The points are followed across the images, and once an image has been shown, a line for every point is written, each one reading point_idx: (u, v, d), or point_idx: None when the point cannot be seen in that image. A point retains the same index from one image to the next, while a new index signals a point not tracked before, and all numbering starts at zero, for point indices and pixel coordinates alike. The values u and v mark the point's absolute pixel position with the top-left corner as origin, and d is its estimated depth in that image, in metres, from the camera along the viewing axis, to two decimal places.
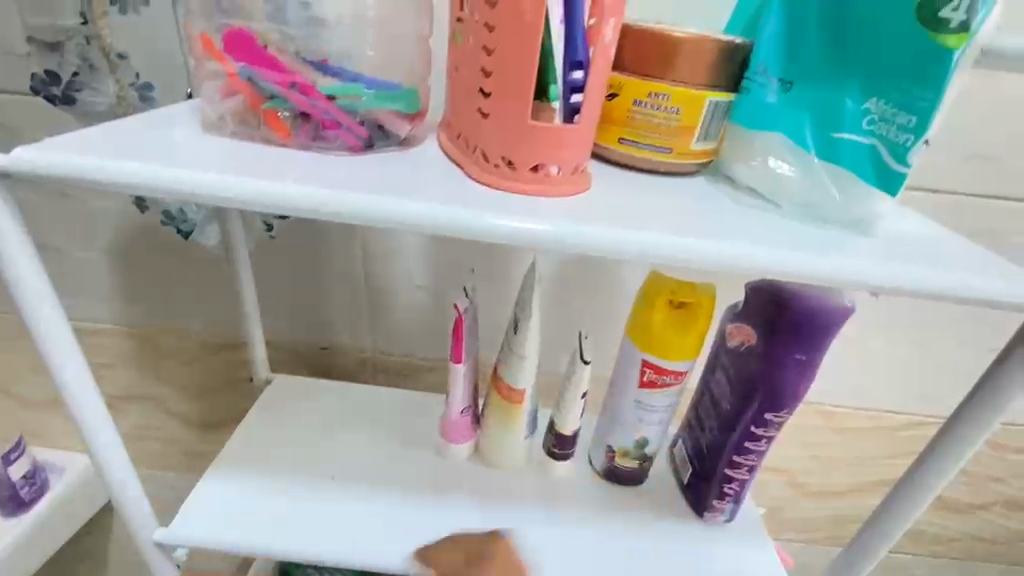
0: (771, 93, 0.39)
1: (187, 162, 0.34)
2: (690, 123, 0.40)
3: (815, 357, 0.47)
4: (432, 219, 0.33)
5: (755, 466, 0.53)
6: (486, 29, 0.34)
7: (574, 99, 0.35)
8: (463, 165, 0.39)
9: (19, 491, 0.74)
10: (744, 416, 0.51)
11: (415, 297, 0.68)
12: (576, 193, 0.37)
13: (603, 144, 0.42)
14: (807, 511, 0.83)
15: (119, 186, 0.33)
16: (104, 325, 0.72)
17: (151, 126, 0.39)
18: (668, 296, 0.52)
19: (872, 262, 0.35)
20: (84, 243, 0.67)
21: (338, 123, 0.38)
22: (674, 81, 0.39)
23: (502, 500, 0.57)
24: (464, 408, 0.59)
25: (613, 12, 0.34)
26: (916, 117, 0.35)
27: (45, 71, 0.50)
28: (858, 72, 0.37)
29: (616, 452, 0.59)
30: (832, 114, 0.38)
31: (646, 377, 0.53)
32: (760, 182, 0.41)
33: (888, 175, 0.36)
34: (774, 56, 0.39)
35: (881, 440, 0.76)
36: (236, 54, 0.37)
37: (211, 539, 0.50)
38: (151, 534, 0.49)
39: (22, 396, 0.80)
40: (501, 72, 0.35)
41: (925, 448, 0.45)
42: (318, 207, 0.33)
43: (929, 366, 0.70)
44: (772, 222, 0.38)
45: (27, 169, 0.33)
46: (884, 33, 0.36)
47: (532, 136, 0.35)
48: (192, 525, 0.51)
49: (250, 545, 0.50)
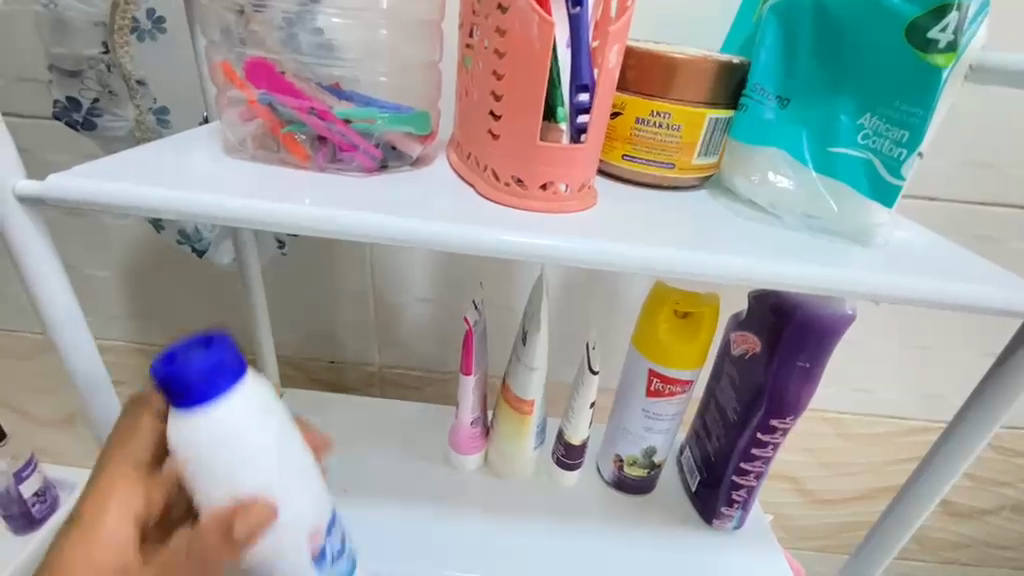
0: (769, 110, 0.41)
1: (211, 186, 0.36)
2: (692, 139, 0.42)
3: (819, 362, 0.48)
4: (447, 238, 0.34)
5: (763, 473, 0.54)
6: (496, 56, 0.36)
7: (580, 120, 0.36)
8: (474, 183, 0.40)
9: (31, 507, 0.76)
10: (750, 422, 0.52)
11: (423, 310, 0.69)
12: (584, 210, 0.39)
13: (606, 160, 0.44)
14: (814, 518, 0.84)
15: (147, 212, 0.34)
16: (119, 342, 0.73)
17: (173, 150, 0.41)
18: (672, 305, 0.53)
19: (872, 272, 0.36)
20: (97, 262, 0.68)
21: (354, 145, 0.39)
22: (675, 99, 0.40)
23: (511, 511, 0.58)
24: (474, 418, 0.60)
25: (617, 38, 0.35)
26: (908, 132, 0.36)
27: (66, 97, 0.51)
28: (852, 89, 0.38)
29: (624, 461, 0.59)
30: (828, 129, 0.39)
31: (653, 386, 0.54)
32: (760, 196, 0.42)
33: (884, 188, 0.38)
34: (771, 73, 0.41)
35: (886, 445, 0.77)
36: (258, 82, 0.39)
37: None
38: None
39: (34, 413, 0.80)
40: (511, 95, 0.36)
41: (930, 454, 0.46)
42: (337, 229, 0.34)
43: (934, 371, 0.70)
44: (774, 235, 0.40)
45: (60, 195, 0.34)
46: (875, 50, 0.37)
47: (541, 157, 0.37)
48: None
49: None
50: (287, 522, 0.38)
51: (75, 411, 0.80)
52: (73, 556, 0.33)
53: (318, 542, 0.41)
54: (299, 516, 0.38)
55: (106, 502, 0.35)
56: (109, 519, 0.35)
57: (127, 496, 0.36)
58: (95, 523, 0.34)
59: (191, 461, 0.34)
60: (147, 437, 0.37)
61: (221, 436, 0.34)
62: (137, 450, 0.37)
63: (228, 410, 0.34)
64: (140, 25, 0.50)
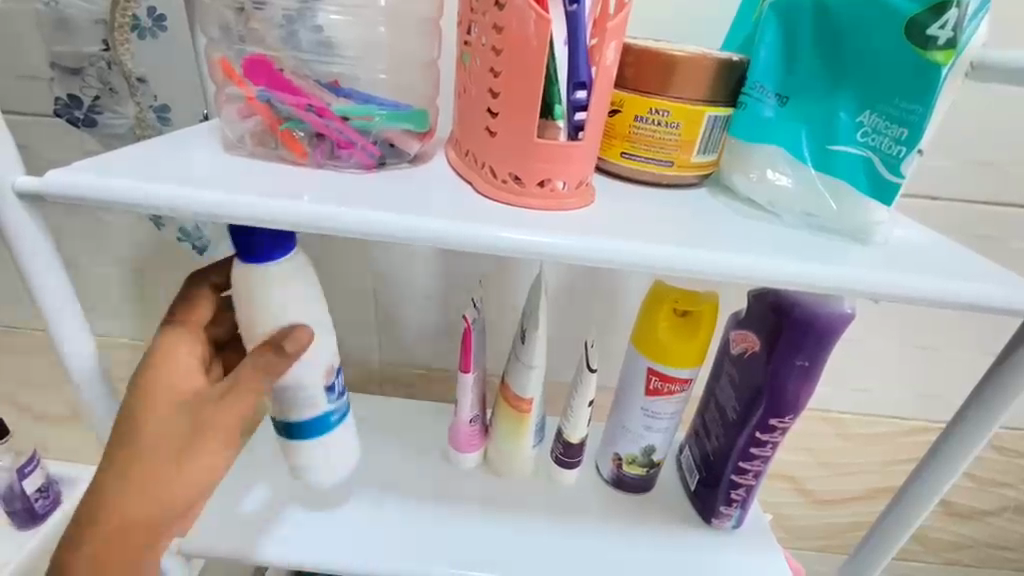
0: (768, 108, 0.41)
1: (209, 182, 0.36)
2: (690, 137, 0.42)
3: (819, 361, 0.48)
4: (443, 235, 0.34)
5: (762, 472, 0.54)
6: (494, 53, 0.36)
7: (577, 118, 0.36)
8: (471, 180, 0.40)
9: (34, 503, 0.76)
10: (750, 421, 0.52)
11: (423, 307, 0.69)
12: (581, 207, 0.39)
13: (604, 158, 0.44)
14: (815, 518, 0.84)
15: (144, 208, 0.34)
16: (120, 339, 0.73)
17: (172, 147, 0.41)
18: (672, 304, 0.52)
19: (870, 270, 0.36)
20: (99, 260, 0.68)
21: (352, 143, 0.39)
22: (674, 97, 0.40)
23: (509, 508, 0.58)
24: (472, 416, 0.60)
25: (615, 35, 0.35)
26: (907, 129, 0.36)
27: (68, 94, 0.52)
28: (852, 87, 0.38)
29: (623, 459, 0.59)
30: (827, 127, 0.39)
31: (652, 385, 0.54)
32: (759, 194, 0.42)
33: (883, 186, 0.37)
34: (770, 71, 0.40)
35: (887, 445, 0.76)
36: (256, 79, 0.39)
37: (227, 549, 0.52)
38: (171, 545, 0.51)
39: (37, 411, 0.81)
40: (508, 92, 0.36)
41: (930, 453, 0.46)
42: (335, 225, 0.34)
43: (936, 371, 0.70)
44: (772, 233, 0.40)
45: (59, 190, 0.34)
46: (875, 48, 0.37)
47: (539, 154, 0.37)
48: (210, 533, 0.53)
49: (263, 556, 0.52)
50: (317, 355, 0.45)
51: (76, 408, 0.81)
52: (156, 385, 0.42)
53: (330, 379, 0.47)
54: (320, 354, 0.45)
55: (177, 345, 0.44)
56: (184, 358, 0.44)
57: (191, 345, 0.45)
58: (174, 359, 0.43)
59: (243, 306, 0.42)
60: (206, 304, 0.47)
61: (269, 288, 0.42)
62: (197, 312, 0.47)
63: (281, 270, 0.42)
64: (141, 23, 0.50)
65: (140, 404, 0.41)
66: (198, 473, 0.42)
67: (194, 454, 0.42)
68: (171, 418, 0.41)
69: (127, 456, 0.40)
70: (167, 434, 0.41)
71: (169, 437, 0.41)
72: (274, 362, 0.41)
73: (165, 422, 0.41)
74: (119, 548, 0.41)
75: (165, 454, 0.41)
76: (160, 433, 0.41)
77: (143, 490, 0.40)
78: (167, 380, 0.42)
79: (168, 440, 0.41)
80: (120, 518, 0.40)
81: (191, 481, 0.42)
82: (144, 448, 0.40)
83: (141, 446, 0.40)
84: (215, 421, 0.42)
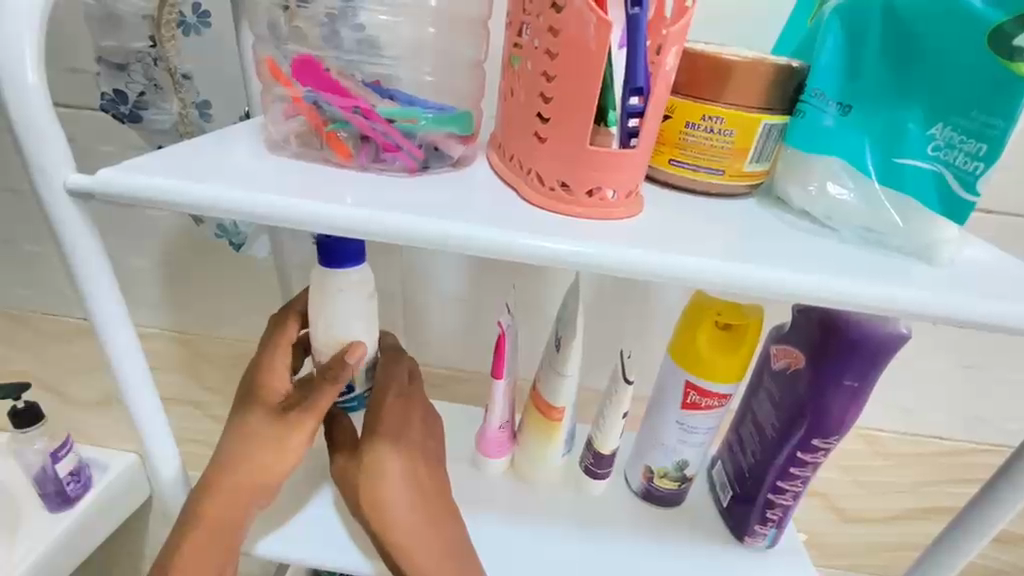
0: (829, 117, 0.39)
1: (253, 183, 0.36)
2: (744, 145, 0.40)
3: (868, 381, 0.46)
4: (489, 244, 0.33)
5: (800, 493, 0.52)
6: (548, 57, 0.35)
7: (631, 124, 0.35)
8: (516, 186, 0.39)
9: (66, 487, 0.77)
10: (790, 438, 0.50)
11: (450, 308, 0.69)
12: (630, 218, 0.38)
13: (653, 165, 0.43)
14: (847, 537, 0.81)
15: (189, 207, 0.34)
16: (153, 329, 0.75)
17: (215, 146, 0.41)
18: (713, 317, 0.51)
19: (937, 292, 0.34)
20: (133, 250, 0.69)
21: (397, 147, 0.38)
22: (728, 104, 0.39)
23: (537, 514, 0.58)
24: (502, 423, 0.59)
25: (675, 40, 0.34)
26: (986, 144, 0.34)
27: (114, 90, 0.52)
28: (922, 97, 0.36)
29: (655, 473, 0.58)
30: (895, 138, 0.37)
31: (690, 399, 0.53)
32: (815, 207, 0.40)
33: (956, 203, 0.35)
34: (833, 79, 0.38)
35: (926, 466, 0.73)
36: (304, 80, 0.38)
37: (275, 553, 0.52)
38: (254, 546, 0.52)
39: (73, 396, 0.83)
40: (561, 98, 0.35)
41: (1000, 471, 0.43)
42: (379, 232, 0.34)
43: (984, 392, 0.67)
44: (828, 248, 0.38)
45: (107, 189, 0.34)
46: (952, 58, 0.35)
47: (590, 161, 0.35)
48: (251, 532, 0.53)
49: (301, 560, 0.52)
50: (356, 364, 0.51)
51: (106, 394, 0.82)
52: (263, 381, 0.48)
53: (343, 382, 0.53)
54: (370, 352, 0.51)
55: (277, 353, 0.49)
56: (278, 365, 0.49)
57: (285, 350, 0.49)
58: (270, 366, 0.49)
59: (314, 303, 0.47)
60: (293, 321, 0.51)
61: (334, 290, 0.46)
62: (286, 330, 0.50)
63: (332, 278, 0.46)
64: (186, 19, 0.51)
65: (247, 404, 0.48)
66: (285, 463, 0.46)
67: (281, 445, 0.46)
68: (268, 416, 0.47)
69: (234, 444, 0.47)
70: (263, 430, 0.46)
71: (265, 434, 0.46)
72: (340, 371, 0.46)
73: (263, 421, 0.47)
74: (216, 498, 0.46)
75: (261, 447, 0.46)
76: (258, 429, 0.47)
77: (247, 464, 0.46)
78: (266, 387, 0.48)
79: (263, 432, 0.46)
80: (224, 472, 0.46)
81: (280, 466, 0.46)
82: (246, 441, 0.47)
83: (243, 437, 0.47)
84: (296, 424, 0.46)
